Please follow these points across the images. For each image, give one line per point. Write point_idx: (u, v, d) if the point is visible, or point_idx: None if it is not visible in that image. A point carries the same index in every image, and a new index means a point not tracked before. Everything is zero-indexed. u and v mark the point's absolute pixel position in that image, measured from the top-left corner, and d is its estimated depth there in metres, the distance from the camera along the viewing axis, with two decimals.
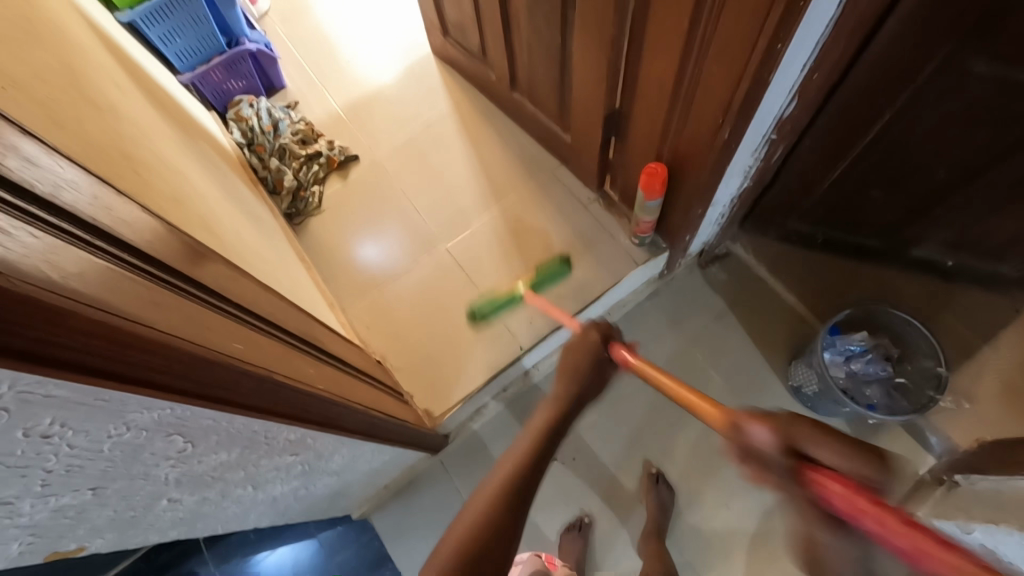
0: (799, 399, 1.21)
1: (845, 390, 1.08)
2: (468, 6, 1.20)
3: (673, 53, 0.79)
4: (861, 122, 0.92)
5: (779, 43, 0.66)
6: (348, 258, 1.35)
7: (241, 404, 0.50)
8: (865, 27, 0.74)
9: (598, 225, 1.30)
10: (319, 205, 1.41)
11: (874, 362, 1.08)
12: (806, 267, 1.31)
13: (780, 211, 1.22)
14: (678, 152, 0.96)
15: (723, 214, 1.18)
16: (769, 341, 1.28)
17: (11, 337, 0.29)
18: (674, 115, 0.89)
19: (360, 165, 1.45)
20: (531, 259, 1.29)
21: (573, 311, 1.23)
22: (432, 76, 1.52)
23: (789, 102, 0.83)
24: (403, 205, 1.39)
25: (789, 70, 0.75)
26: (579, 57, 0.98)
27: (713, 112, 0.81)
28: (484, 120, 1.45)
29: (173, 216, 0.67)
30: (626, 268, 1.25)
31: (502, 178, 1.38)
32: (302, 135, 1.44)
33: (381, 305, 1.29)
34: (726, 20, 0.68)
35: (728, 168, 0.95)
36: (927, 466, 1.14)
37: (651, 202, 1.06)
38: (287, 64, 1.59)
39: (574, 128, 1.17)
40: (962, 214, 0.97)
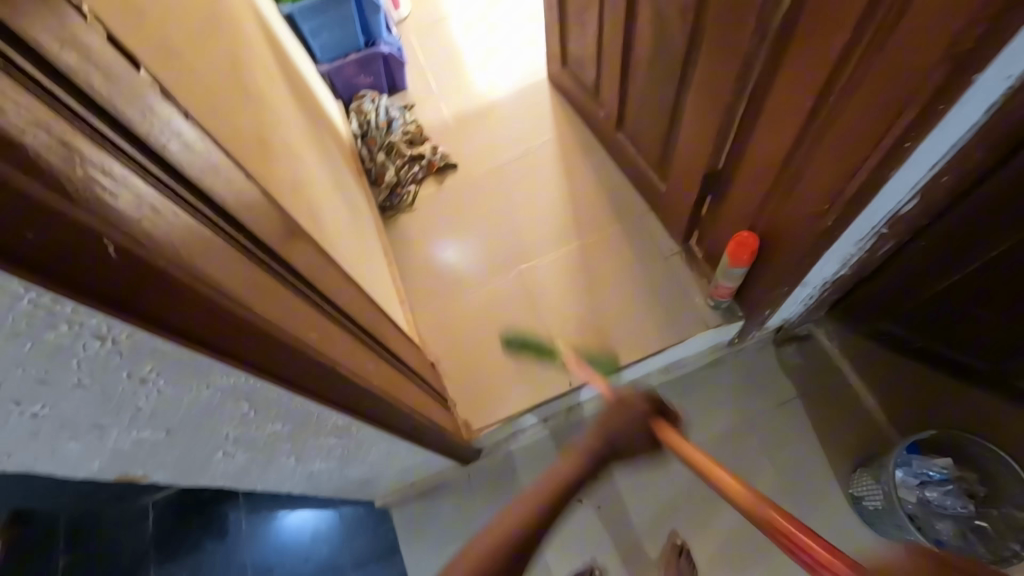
0: (857, 512, 1.11)
1: (912, 517, 0.97)
2: (592, 43, 1.22)
3: (790, 129, 0.77)
4: (991, 236, 0.84)
5: (909, 141, 0.63)
6: (427, 257, 1.41)
7: (305, 387, 0.54)
8: (1014, 139, 0.68)
9: (675, 279, 1.27)
10: (411, 203, 1.48)
11: (953, 495, 0.97)
12: (896, 371, 1.20)
13: (879, 306, 1.13)
14: (775, 226, 0.92)
15: (811, 297, 1.11)
16: (836, 440, 1.18)
17: (148, 300, 0.34)
18: (778, 189, 0.86)
19: (457, 174, 1.51)
20: (600, 298, 1.28)
21: (630, 360, 1.21)
22: (542, 101, 1.57)
23: (908, 200, 0.78)
24: (489, 220, 1.43)
25: (915, 169, 0.70)
26: (691, 113, 0.97)
27: (820, 196, 0.78)
28: (583, 153, 1.47)
29: (285, 200, 0.74)
30: (695, 329, 1.21)
31: (590, 213, 1.38)
32: (410, 135, 1.54)
33: (447, 310, 1.34)
34: (855, 106, 0.65)
35: (825, 253, 0.90)
36: None
37: (735, 269, 1.03)
38: (413, 68, 1.70)
39: (672, 178, 1.16)
40: None
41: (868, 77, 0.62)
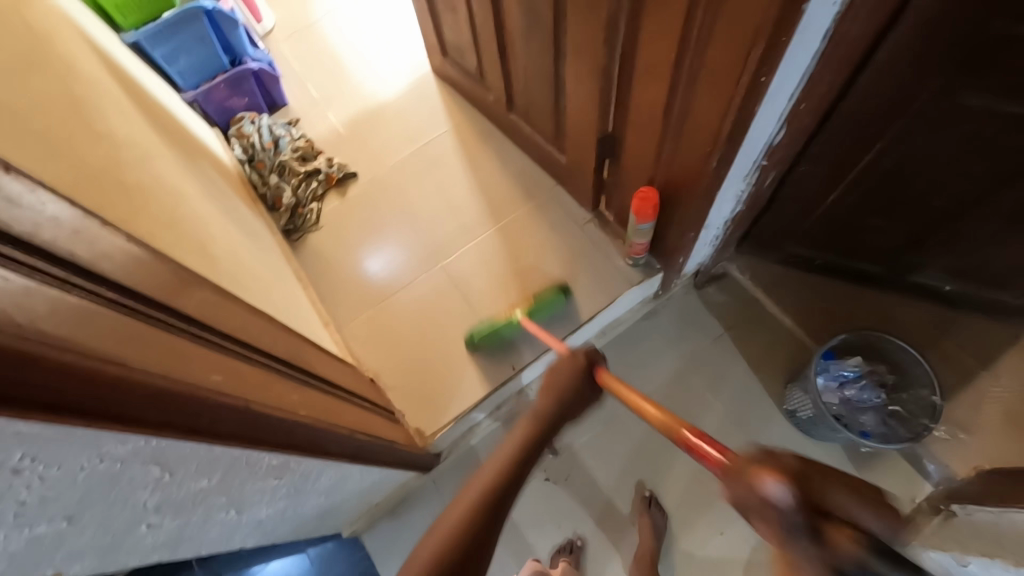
0: (794, 424, 1.20)
1: (839, 417, 1.06)
2: (465, 28, 1.21)
3: (662, 82, 0.80)
4: (855, 148, 0.92)
5: (764, 77, 0.66)
6: (345, 272, 1.35)
7: (221, 433, 0.51)
8: (853, 58, 0.74)
9: (592, 244, 1.29)
10: (317, 221, 1.42)
11: (868, 388, 1.07)
12: (805, 289, 1.31)
13: (779, 233, 1.23)
14: (670, 178, 0.96)
15: (718, 236, 1.18)
16: (765, 364, 1.27)
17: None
18: (665, 142, 0.90)
19: (359, 183, 1.46)
20: (527, 279, 1.28)
21: (568, 333, 1.22)
22: (430, 94, 1.54)
23: (778, 130, 0.83)
24: (401, 224, 1.39)
25: (777, 101, 0.75)
26: (572, 80, 0.98)
27: (700, 141, 0.81)
28: (481, 138, 1.46)
29: (163, 242, 0.68)
30: (621, 290, 1.24)
31: (501, 197, 1.38)
32: (301, 151, 1.47)
33: (376, 323, 1.29)
34: (712, 50, 0.69)
35: (720, 192, 0.95)
36: (924, 493, 1.14)
37: (643, 225, 1.06)
38: (289, 82, 1.62)
39: (569, 149, 1.18)
40: (966, 237, 1.02)
41: (718, 20, 0.65)
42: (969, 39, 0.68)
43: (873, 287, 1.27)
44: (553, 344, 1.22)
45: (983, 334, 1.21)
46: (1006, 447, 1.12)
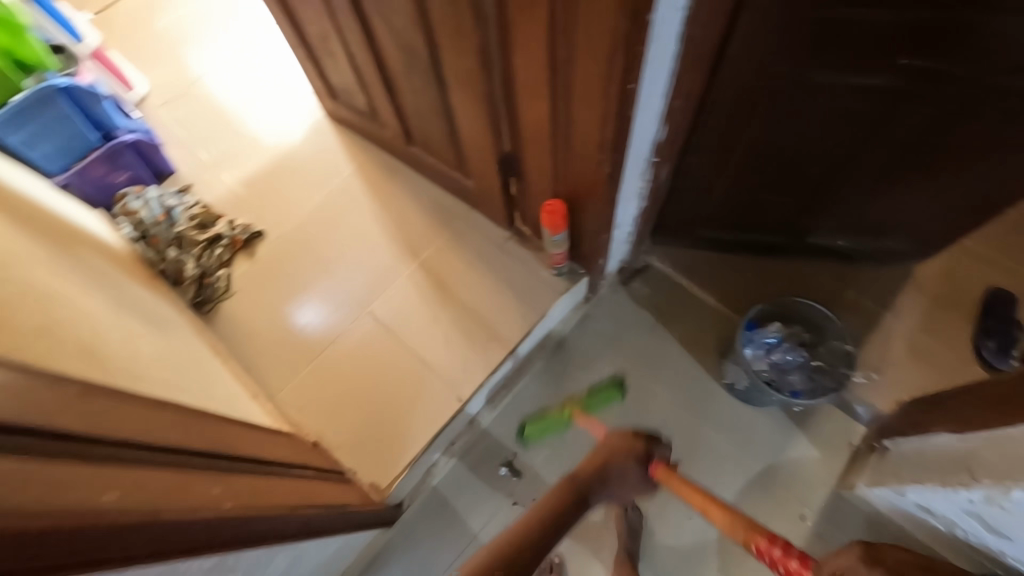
0: (734, 395, 1.26)
1: (770, 381, 1.11)
2: (349, 71, 1.20)
3: (542, 99, 0.82)
4: (732, 133, 0.98)
5: (631, 84, 0.69)
6: (267, 336, 1.29)
7: (127, 556, 0.46)
8: (709, 54, 0.79)
9: (515, 262, 1.30)
10: (227, 288, 1.34)
11: (790, 349, 1.13)
12: (720, 267, 1.38)
13: (686, 219, 1.29)
14: (572, 188, 0.99)
15: (631, 233, 1.22)
16: (698, 345, 1.32)
17: None
18: (559, 155, 0.92)
19: (267, 241, 1.40)
20: (457, 307, 1.27)
21: (506, 353, 1.23)
22: (327, 138, 1.51)
23: (660, 129, 0.87)
24: (320, 276, 1.35)
25: (650, 103, 0.78)
26: (460, 108, 0.99)
27: (590, 150, 0.84)
28: (387, 175, 1.44)
29: (38, 353, 0.61)
30: (551, 301, 1.26)
31: (418, 231, 1.36)
32: (199, 219, 1.39)
33: (310, 382, 1.24)
34: (578, 65, 0.71)
35: (620, 194, 0.98)
36: (859, 435, 1.21)
37: (557, 236, 1.08)
38: (174, 147, 1.54)
39: (474, 173, 1.19)
40: (846, 200, 1.14)
41: (576, 37, 0.67)
42: (803, 24, 0.74)
43: (779, 254, 1.37)
44: (495, 366, 1.22)
45: (877, 279, 1.34)
46: (916, 379, 1.23)
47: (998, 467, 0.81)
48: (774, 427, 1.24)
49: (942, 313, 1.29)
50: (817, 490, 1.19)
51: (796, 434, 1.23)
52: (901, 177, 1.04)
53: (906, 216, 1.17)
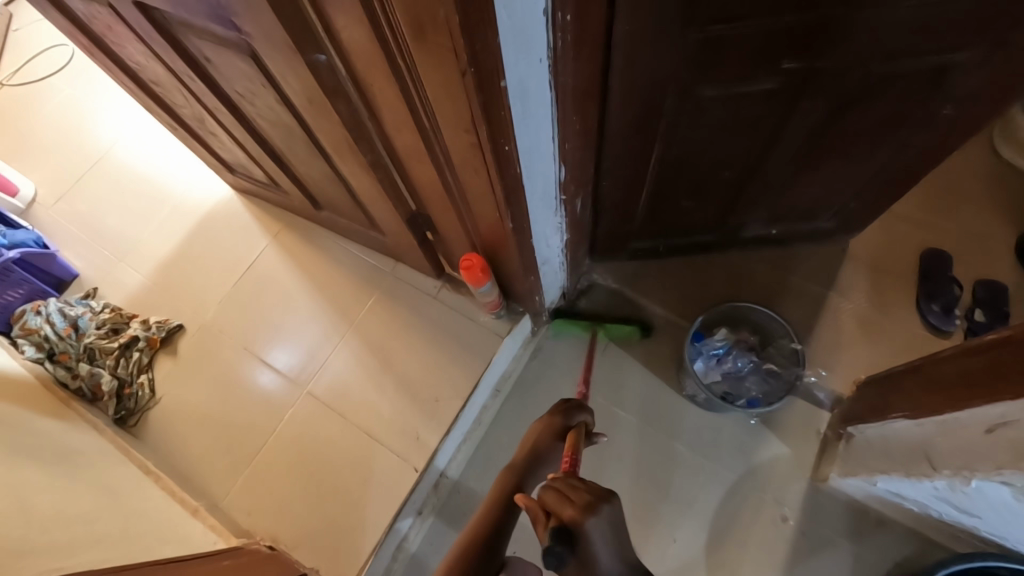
0: (697, 404, 1.24)
1: (726, 393, 1.09)
2: (235, 147, 1.12)
3: (427, 164, 0.76)
4: (639, 152, 0.95)
5: (506, 144, 0.64)
6: (204, 438, 1.20)
7: None
8: (592, 91, 0.74)
9: (451, 310, 1.24)
10: (152, 394, 1.25)
11: (740, 357, 1.10)
12: (661, 274, 1.36)
13: (617, 235, 1.26)
14: (485, 240, 0.94)
15: (563, 262, 1.18)
16: (652, 358, 1.29)
17: None
18: (461, 211, 0.87)
19: (188, 334, 1.31)
20: (399, 370, 1.21)
21: (458, 409, 1.17)
22: (236, 212, 1.42)
23: (560, 169, 0.83)
24: (250, 363, 1.26)
25: (539, 152, 0.73)
26: (349, 175, 0.93)
27: (488, 206, 0.79)
28: (305, 241, 1.36)
29: None
30: (494, 345, 1.20)
31: (346, 295, 1.30)
32: (109, 324, 1.29)
33: (256, 481, 1.16)
34: (448, 133, 0.65)
35: (536, 237, 0.94)
36: (825, 422, 1.20)
37: (482, 287, 1.03)
38: (72, 251, 1.43)
39: (387, 231, 1.12)
40: (770, 189, 1.11)
41: (438, 109, 0.62)
42: (681, 42, 0.71)
43: (716, 251, 1.35)
44: (451, 424, 1.16)
45: (815, 259, 1.33)
46: (865, 357, 1.23)
47: (956, 456, 0.79)
48: (742, 430, 1.21)
49: (883, 282, 1.29)
50: (794, 487, 1.17)
51: (763, 434, 1.20)
52: (813, 165, 1.03)
53: (827, 197, 1.16)
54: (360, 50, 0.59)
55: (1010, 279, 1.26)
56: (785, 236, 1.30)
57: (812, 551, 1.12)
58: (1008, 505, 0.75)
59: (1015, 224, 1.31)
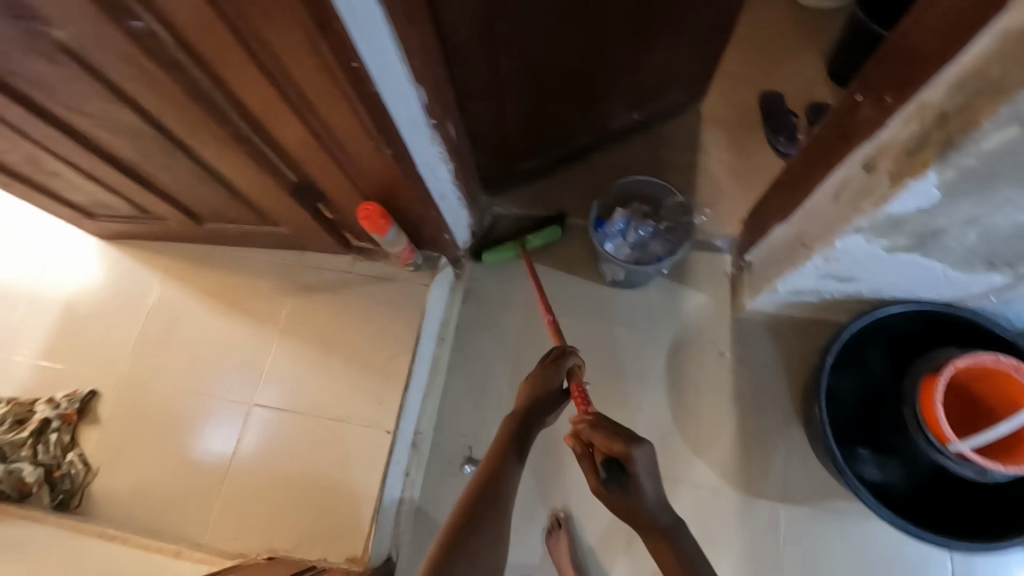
0: (621, 287, 1.34)
1: (638, 260, 1.18)
2: (87, 182, 1.05)
3: (288, 116, 0.77)
4: (490, 64, 1.00)
5: (353, 61, 0.67)
6: (162, 489, 1.14)
7: None
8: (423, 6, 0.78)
9: (372, 278, 1.25)
10: (88, 467, 1.17)
11: (639, 225, 1.20)
12: (555, 187, 1.44)
13: (503, 161, 1.32)
14: (374, 185, 0.95)
15: (460, 198, 1.22)
16: (571, 262, 1.37)
17: None
18: (340, 160, 0.88)
19: (106, 396, 1.23)
20: (340, 351, 1.21)
21: (409, 365, 1.19)
22: (114, 261, 1.33)
23: (419, 92, 0.86)
24: (199, 405, 1.21)
25: (391, 73, 0.76)
26: (219, 164, 0.91)
27: (361, 141, 0.81)
28: (200, 265, 1.31)
29: None
30: (423, 295, 1.23)
31: (261, 301, 1.26)
32: (11, 417, 1.17)
33: (231, 507, 1.12)
34: (295, 66, 0.67)
35: (421, 168, 0.97)
36: (729, 263, 1.35)
37: (388, 236, 1.05)
38: None
39: (281, 218, 1.11)
40: (619, 74, 1.20)
41: (275, 41, 0.63)
42: None
43: (595, 152, 1.45)
44: (407, 380, 1.18)
45: (677, 131, 1.47)
46: (743, 199, 1.39)
47: (820, 230, 0.93)
48: (665, 294, 1.33)
49: (737, 134, 1.45)
50: (722, 325, 1.31)
51: (683, 290, 1.33)
52: (646, 40, 1.13)
53: (668, 70, 1.28)
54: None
55: (832, 99, 1.47)
56: (646, 119, 1.43)
57: (752, 371, 1.27)
58: (868, 250, 0.90)
59: (822, 53, 1.52)
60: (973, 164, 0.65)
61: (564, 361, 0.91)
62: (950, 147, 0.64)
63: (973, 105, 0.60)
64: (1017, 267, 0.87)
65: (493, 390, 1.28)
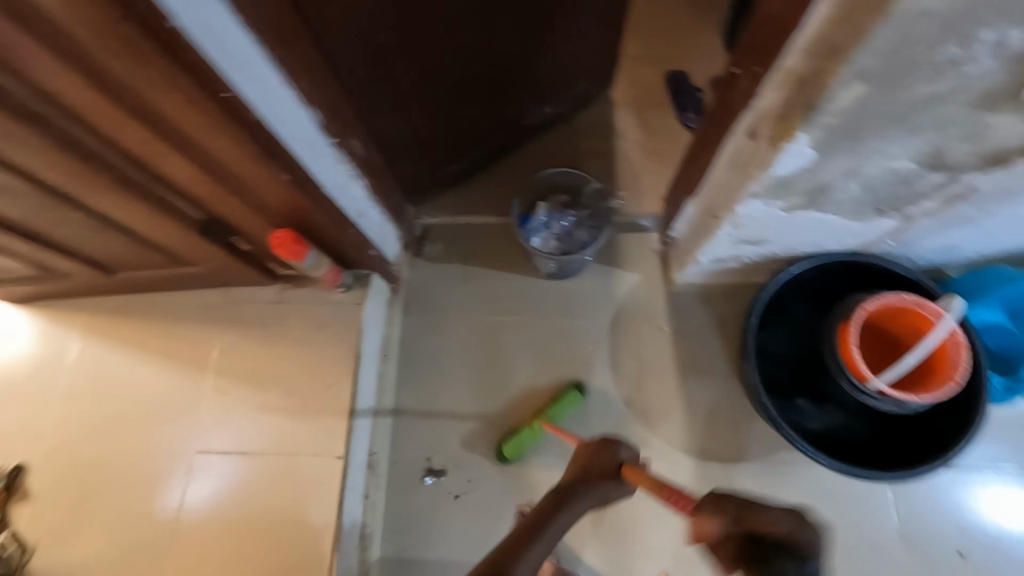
0: (556, 278, 1.36)
1: (565, 249, 1.21)
2: None
3: (169, 153, 0.75)
4: (385, 77, 0.99)
5: (224, 91, 0.67)
6: (108, 555, 1.10)
7: None
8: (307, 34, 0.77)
9: (303, 304, 1.23)
10: (25, 547, 1.12)
11: (561, 215, 1.23)
12: (480, 188, 1.45)
13: (424, 171, 1.32)
14: (281, 211, 0.94)
15: (383, 212, 1.21)
16: (505, 260, 1.38)
17: None
18: (239, 191, 0.87)
19: (35, 470, 1.17)
20: (280, 383, 1.18)
21: (352, 387, 1.17)
22: (26, 327, 1.27)
23: (316, 115, 0.85)
24: (143, 462, 1.16)
25: (277, 100, 0.76)
26: (113, 211, 0.88)
27: (252, 169, 0.80)
28: (121, 316, 1.25)
29: None
30: (358, 314, 1.21)
31: (191, 345, 1.22)
32: None
33: (183, 561, 1.08)
34: (161, 102, 0.66)
35: (328, 188, 0.96)
36: (656, 240, 1.39)
37: (307, 260, 1.03)
38: None
39: (195, 257, 1.08)
40: (522, 72, 1.22)
41: (133, 78, 0.63)
42: None
43: (514, 148, 1.47)
44: (353, 403, 1.16)
45: (591, 119, 1.50)
46: (663, 176, 1.43)
47: (723, 199, 0.98)
48: (600, 279, 1.36)
49: (649, 115, 1.49)
50: (657, 301, 1.34)
51: (616, 273, 1.36)
52: (542, 36, 1.15)
53: (571, 61, 1.31)
54: (4, 44, 0.56)
55: None
56: (560, 111, 1.45)
57: (691, 341, 1.31)
58: (768, 212, 0.94)
59: (718, 27, 1.57)
60: (836, 121, 0.69)
61: (615, 449, 0.82)
62: (811, 108, 0.68)
63: (822, 67, 0.64)
64: (903, 209, 0.94)
65: (443, 398, 1.29)
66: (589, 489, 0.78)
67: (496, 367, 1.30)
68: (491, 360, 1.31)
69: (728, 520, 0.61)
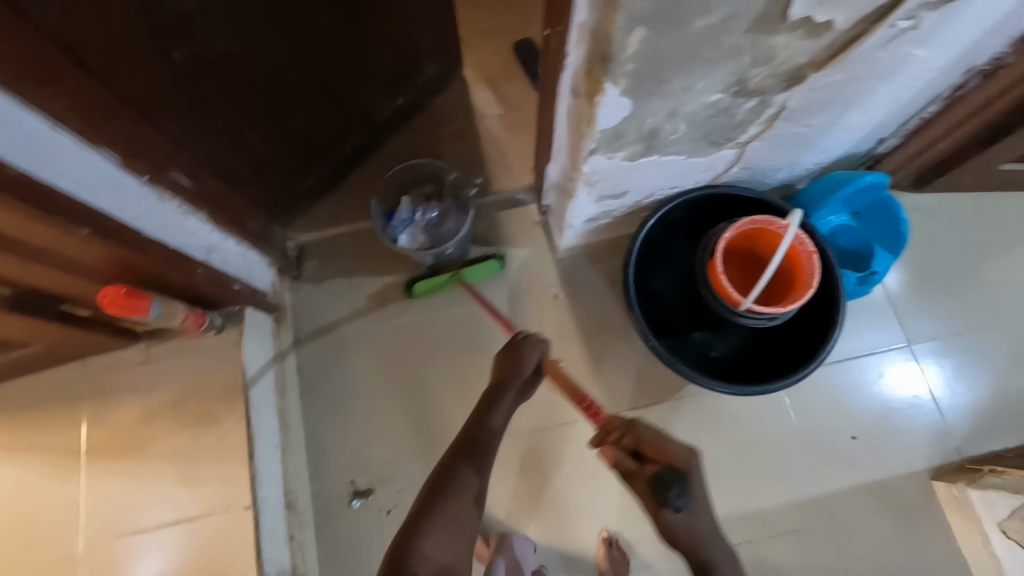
0: None
1: (433, 242, 1.19)
2: None
3: None
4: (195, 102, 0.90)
5: None
6: None
7: None
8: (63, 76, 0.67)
9: (175, 357, 1.13)
10: None
11: (425, 207, 1.20)
12: (350, 195, 1.38)
13: (282, 190, 1.23)
14: (99, 262, 0.87)
15: (240, 241, 1.13)
16: (390, 261, 1.33)
17: None
18: (37, 250, 0.79)
19: None
20: (167, 446, 1.09)
21: (248, 431, 1.09)
22: None
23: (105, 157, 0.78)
24: (30, 564, 1.06)
25: (40, 147, 0.70)
26: None
27: (34, 227, 0.74)
28: None
29: None
30: (238, 354, 1.13)
31: (56, 428, 1.10)
32: None
33: None
34: None
35: (150, 231, 0.89)
36: (536, 211, 1.39)
37: (152, 312, 0.95)
38: None
39: (27, 334, 0.96)
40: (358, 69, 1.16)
41: None
42: None
43: (377, 146, 1.41)
44: (252, 447, 1.09)
45: (450, 103, 1.47)
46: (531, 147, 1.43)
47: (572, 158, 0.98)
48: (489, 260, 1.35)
49: (506, 89, 1.48)
50: (547, 268, 1.36)
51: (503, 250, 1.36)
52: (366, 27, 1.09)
53: (411, 48, 1.26)
54: None
55: None
56: (415, 100, 1.41)
57: (587, 301, 1.33)
58: (614, 163, 0.96)
59: None
60: (634, 67, 0.70)
61: (527, 352, 0.94)
62: (608, 59, 0.69)
63: (604, 16, 0.64)
64: (735, 138, 0.98)
65: (355, 417, 1.24)
66: (512, 388, 0.90)
67: (403, 371, 1.27)
68: (397, 365, 1.27)
69: (630, 444, 0.72)
